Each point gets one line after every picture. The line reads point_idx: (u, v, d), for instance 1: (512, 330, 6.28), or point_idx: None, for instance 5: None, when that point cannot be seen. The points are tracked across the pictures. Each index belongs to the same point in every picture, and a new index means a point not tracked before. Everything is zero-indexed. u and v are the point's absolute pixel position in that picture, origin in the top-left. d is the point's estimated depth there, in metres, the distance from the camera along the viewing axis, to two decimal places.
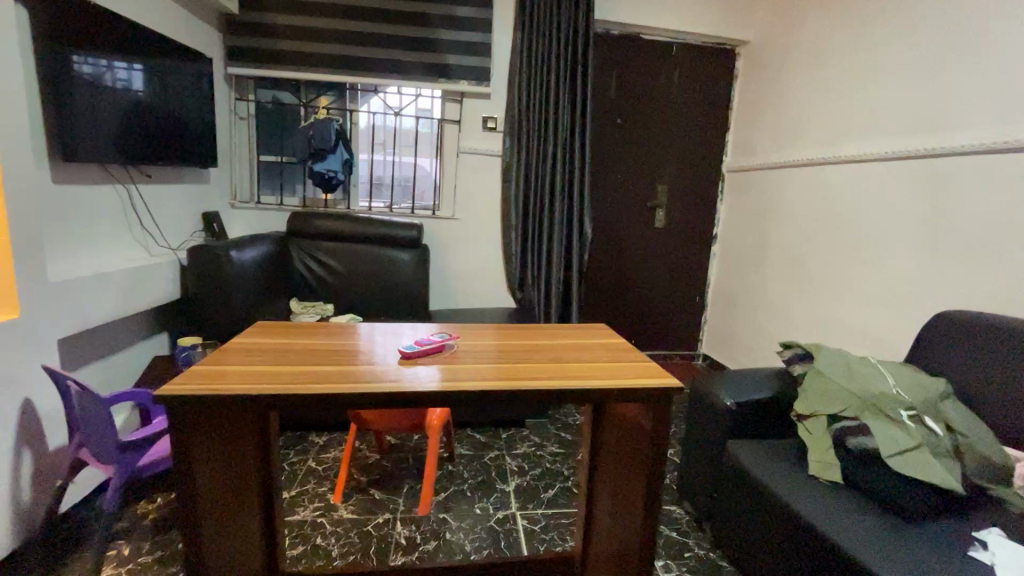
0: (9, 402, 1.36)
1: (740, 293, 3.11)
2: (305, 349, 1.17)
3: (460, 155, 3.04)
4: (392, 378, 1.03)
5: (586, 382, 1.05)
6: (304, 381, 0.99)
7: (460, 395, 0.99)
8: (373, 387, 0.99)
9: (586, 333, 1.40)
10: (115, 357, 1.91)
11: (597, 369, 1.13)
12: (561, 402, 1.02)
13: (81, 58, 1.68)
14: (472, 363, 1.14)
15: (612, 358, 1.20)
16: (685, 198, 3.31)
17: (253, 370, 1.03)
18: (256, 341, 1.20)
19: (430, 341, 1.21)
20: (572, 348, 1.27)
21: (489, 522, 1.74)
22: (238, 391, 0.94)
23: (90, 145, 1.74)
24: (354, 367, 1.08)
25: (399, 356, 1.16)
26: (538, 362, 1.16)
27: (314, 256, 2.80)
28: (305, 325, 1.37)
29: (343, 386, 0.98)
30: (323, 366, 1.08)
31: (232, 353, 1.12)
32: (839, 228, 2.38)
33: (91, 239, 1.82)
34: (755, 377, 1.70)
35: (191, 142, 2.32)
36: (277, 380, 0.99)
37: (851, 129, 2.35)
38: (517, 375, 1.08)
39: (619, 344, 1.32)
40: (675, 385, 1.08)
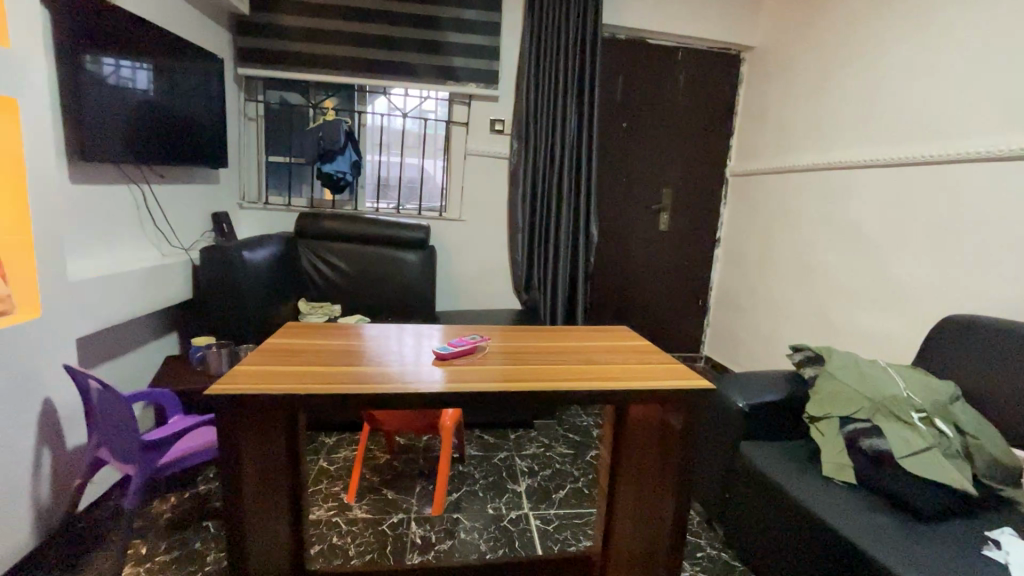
0: (30, 402, 1.37)
1: (744, 295, 3.14)
2: (334, 350, 1.19)
3: (467, 157, 3.06)
4: (424, 379, 1.05)
5: (611, 383, 1.07)
6: (342, 382, 1.01)
7: (490, 395, 1.01)
8: (409, 388, 1.00)
9: (607, 335, 1.43)
10: (129, 356, 1.91)
11: (621, 371, 1.15)
12: (587, 403, 1.04)
13: (93, 58, 1.68)
14: (499, 364, 1.16)
15: (635, 361, 1.22)
16: (690, 201, 3.34)
17: (285, 370, 1.05)
18: (285, 342, 1.22)
19: (464, 342, 1.23)
20: (593, 350, 1.29)
21: (502, 522, 1.76)
22: (272, 391, 0.95)
23: (104, 145, 1.74)
24: (385, 369, 1.09)
25: (434, 356, 1.18)
26: (563, 363, 1.18)
27: (323, 256, 2.81)
28: (329, 326, 1.39)
29: (376, 387, 0.99)
30: (356, 367, 1.09)
31: (263, 353, 1.14)
32: (843, 234, 2.41)
33: (107, 239, 1.82)
34: (767, 379, 1.73)
35: (201, 142, 2.32)
36: (315, 380, 1.01)
37: (857, 134, 2.38)
38: (545, 376, 1.10)
39: (642, 345, 1.35)
40: (706, 387, 1.09)
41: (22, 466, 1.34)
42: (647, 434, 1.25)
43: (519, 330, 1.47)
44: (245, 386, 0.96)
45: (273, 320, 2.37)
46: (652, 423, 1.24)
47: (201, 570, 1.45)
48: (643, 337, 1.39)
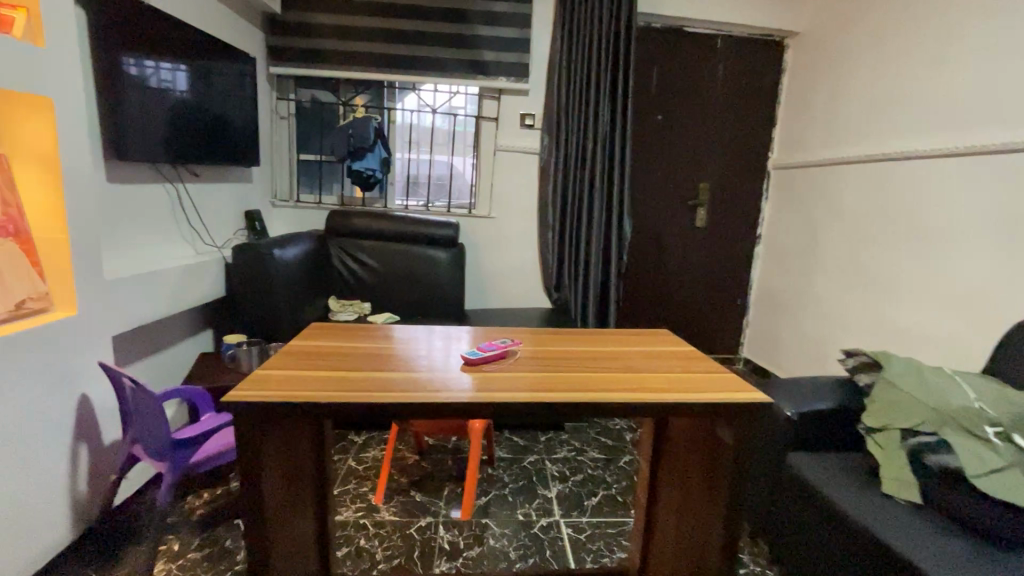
0: (68, 399, 1.39)
1: (786, 295, 2.98)
2: (356, 353, 1.14)
3: (497, 153, 3.00)
4: (456, 385, 1.01)
5: (657, 395, 0.99)
6: (367, 389, 0.96)
7: (522, 404, 0.94)
8: (437, 396, 0.95)
9: (645, 340, 1.35)
10: (164, 353, 1.94)
11: (665, 381, 1.07)
12: (627, 415, 0.97)
13: (132, 60, 1.71)
14: (531, 372, 1.10)
15: (677, 369, 1.14)
16: (729, 196, 3.19)
17: (308, 376, 1.01)
18: (311, 345, 1.19)
19: (495, 347, 1.17)
20: (630, 356, 1.21)
21: (533, 529, 1.70)
22: (292, 398, 0.91)
23: (141, 145, 1.76)
24: (413, 376, 1.04)
25: (462, 363, 1.13)
26: (599, 371, 1.11)
27: (353, 254, 2.80)
28: (355, 326, 1.35)
29: (400, 395, 0.95)
30: (379, 373, 1.04)
31: (289, 356, 1.11)
32: (896, 230, 2.24)
33: (144, 238, 1.85)
34: (818, 386, 1.61)
35: (234, 141, 2.34)
36: (339, 387, 0.96)
37: (913, 122, 2.20)
38: (580, 385, 1.03)
39: (686, 352, 1.26)
40: (761, 399, 1.00)
41: (60, 461, 1.37)
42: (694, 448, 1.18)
43: (552, 332, 1.40)
44: (264, 393, 0.93)
45: (305, 318, 2.37)
46: (698, 436, 1.17)
47: (231, 569, 1.44)
48: (685, 342, 1.31)
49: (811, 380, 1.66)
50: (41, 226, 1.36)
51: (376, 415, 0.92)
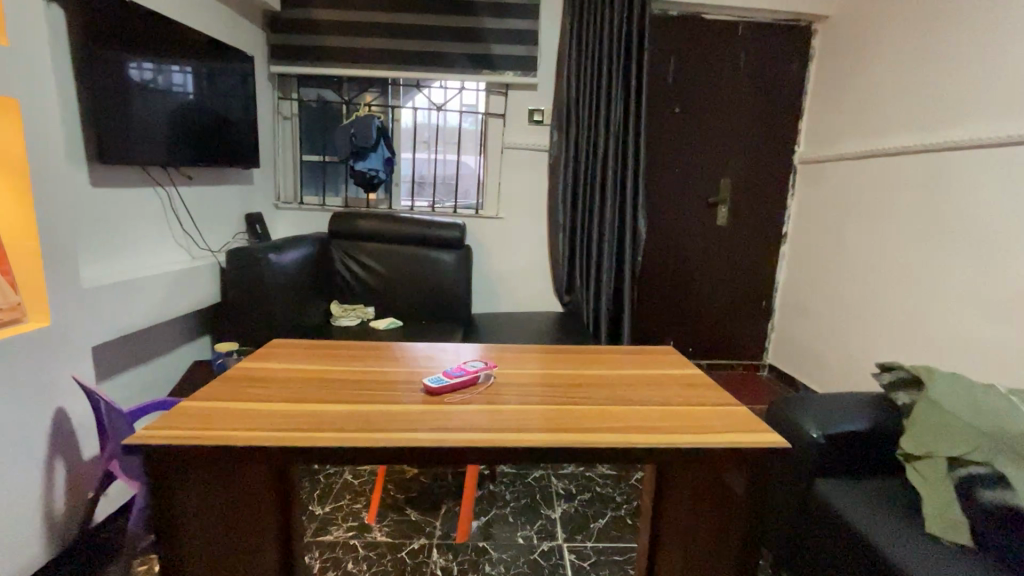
0: (42, 412, 1.33)
1: (814, 298, 2.78)
2: (310, 378, 1.01)
3: (504, 151, 2.89)
4: (425, 412, 0.89)
5: (657, 432, 0.85)
6: (301, 426, 0.81)
7: (497, 438, 0.82)
8: (400, 429, 0.83)
9: (649, 361, 1.21)
10: (156, 362, 1.89)
11: (668, 415, 0.92)
12: (619, 459, 0.80)
13: (150, 66, 1.76)
14: (514, 398, 0.97)
15: (684, 400, 0.99)
16: (752, 192, 3.00)
17: (248, 409, 0.87)
18: (272, 366, 1.07)
19: (463, 370, 1.01)
20: (629, 382, 1.07)
21: (533, 555, 1.58)
22: (219, 439, 0.77)
23: (126, 147, 1.70)
24: (375, 403, 0.92)
25: (423, 391, 0.97)
26: (592, 400, 0.97)
27: (356, 257, 2.72)
28: (325, 345, 1.22)
29: (352, 429, 0.81)
30: (324, 404, 0.89)
31: (240, 381, 0.99)
32: (936, 227, 2.03)
33: (130, 244, 1.79)
34: (850, 404, 1.44)
35: (233, 143, 2.28)
36: (266, 424, 0.82)
37: (955, 109, 2.00)
38: (566, 417, 0.89)
39: (697, 375, 1.11)
40: (779, 442, 0.84)
41: (33, 479, 1.31)
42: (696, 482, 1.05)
43: (547, 351, 1.28)
44: (171, 433, 0.79)
45: (304, 324, 2.29)
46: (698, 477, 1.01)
47: None
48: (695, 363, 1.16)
49: (842, 396, 1.49)
50: (13, 233, 1.31)
51: (305, 458, 0.77)
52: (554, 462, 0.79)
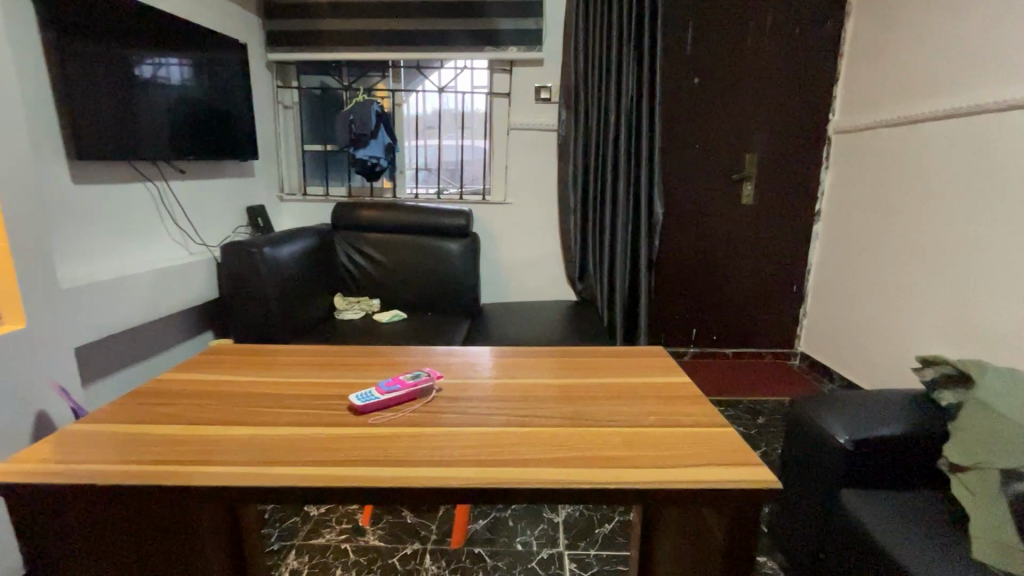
0: (20, 418, 1.29)
1: (849, 280, 2.55)
2: (240, 395, 0.91)
3: (510, 132, 2.75)
4: (355, 436, 0.79)
5: (629, 463, 0.73)
6: (206, 459, 0.72)
7: (436, 466, 0.71)
8: (329, 455, 0.73)
9: (632, 367, 1.08)
10: (143, 362, 1.87)
11: (647, 440, 0.79)
12: (567, 499, 0.67)
13: (144, 59, 1.75)
14: (465, 414, 0.86)
15: (667, 419, 0.86)
16: (779, 167, 2.76)
17: (169, 431, 0.79)
18: (218, 376, 0.99)
19: (399, 384, 0.91)
20: (605, 395, 0.94)
21: (531, 563, 1.48)
22: (116, 472, 0.69)
23: (109, 142, 1.66)
24: (312, 424, 0.82)
25: (351, 409, 0.87)
26: (558, 418, 0.85)
27: (359, 247, 2.65)
28: (272, 352, 1.13)
29: (272, 461, 0.71)
30: (243, 428, 0.80)
31: (175, 395, 0.91)
32: (994, 203, 1.77)
33: (115, 242, 1.77)
34: (879, 405, 1.27)
35: (231, 135, 2.23)
36: (172, 454, 0.73)
37: (1009, 63, 1.76)
38: (515, 442, 0.78)
39: (689, 384, 0.97)
40: (766, 478, 0.70)
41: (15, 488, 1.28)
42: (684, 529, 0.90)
43: (524, 354, 1.16)
44: (58, 469, 0.70)
45: (303, 319, 2.24)
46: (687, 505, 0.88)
47: None
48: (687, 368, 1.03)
49: (872, 395, 1.32)
50: None
51: (202, 499, 0.67)
52: (493, 498, 0.68)
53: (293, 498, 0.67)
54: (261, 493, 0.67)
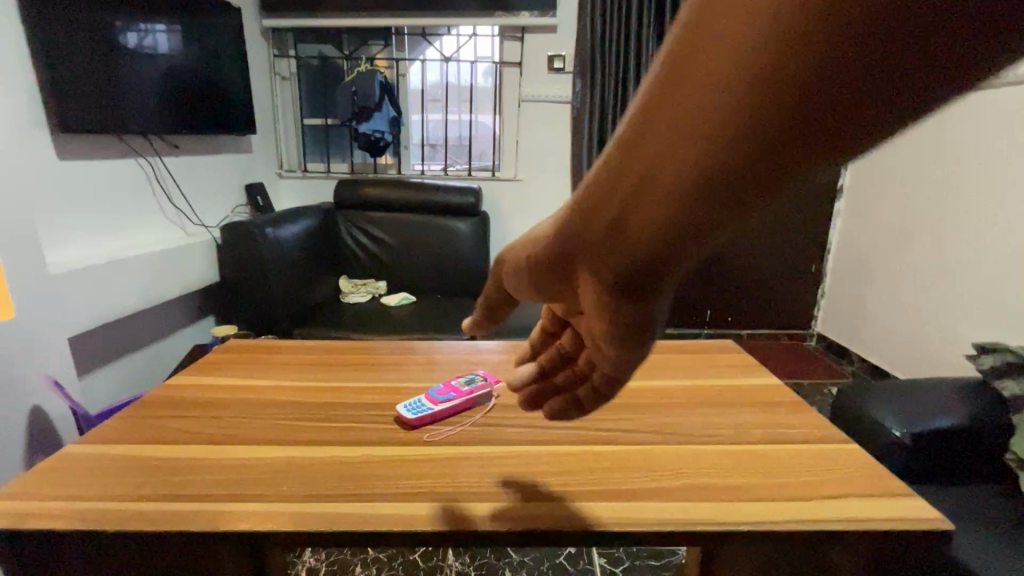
0: (14, 415, 1.20)
1: (872, 259, 2.46)
2: (254, 399, 0.80)
3: (521, 104, 2.60)
4: (411, 461, 0.66)
5: (716, 480, 0.62)
6: (237, 491, 0.59)
7: (491, 488, 0.61)
8: (366, 473, 0.62)
9: (701, 364, 0.95)
10: (144, 352, 1.79)
11: (730, 452, 0.68)
12: (655, 538, 0.55)
13: (130, 24, 1.60)
14: (515, 421, 0.76)
15: (744, 423, 0.75)
16: None
17: (173, 445, 0.67)
18: (229, 375, 0.88)
19: (452, 392, 0.79)
20: (667, 394, 0.84)
21: (558, 559, 1.40)
22: (98, 510, 0.56)
23: (94, 115, 1.52)
24: (339, 435, 0.71)
25: (400, 423, 0.74)
26: (621, 424, 0.75)
27: (364, 227, 2.53)
28: (287, 344, 1.01)
29: (294, 484, 0.60)
30: (277, 448, 0.67)
31: (182, 398, 0.80)
32: None
33: (106, 223, 1.65)
34: (928, 395, 1.20)
35: (226, 108, 2.08)
36: (175, 476, 0.61)
37: None
38: (579, 456, 0.67)
39: (759, 381, 0.87)
40: (884, 503, 0.59)
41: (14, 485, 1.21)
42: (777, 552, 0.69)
43: None
44: (43, 492, 0.59)
45: (308, 303, 2.13)
46: None
47: None
48: (752, 363, 0.92)
49: (915, 382, 1.27)
50: None
51: (201, 545, 0.54)
52: (564, 538, 0.55)
53: (316, 540, 0.53)
54: (273, 536, 0.53)
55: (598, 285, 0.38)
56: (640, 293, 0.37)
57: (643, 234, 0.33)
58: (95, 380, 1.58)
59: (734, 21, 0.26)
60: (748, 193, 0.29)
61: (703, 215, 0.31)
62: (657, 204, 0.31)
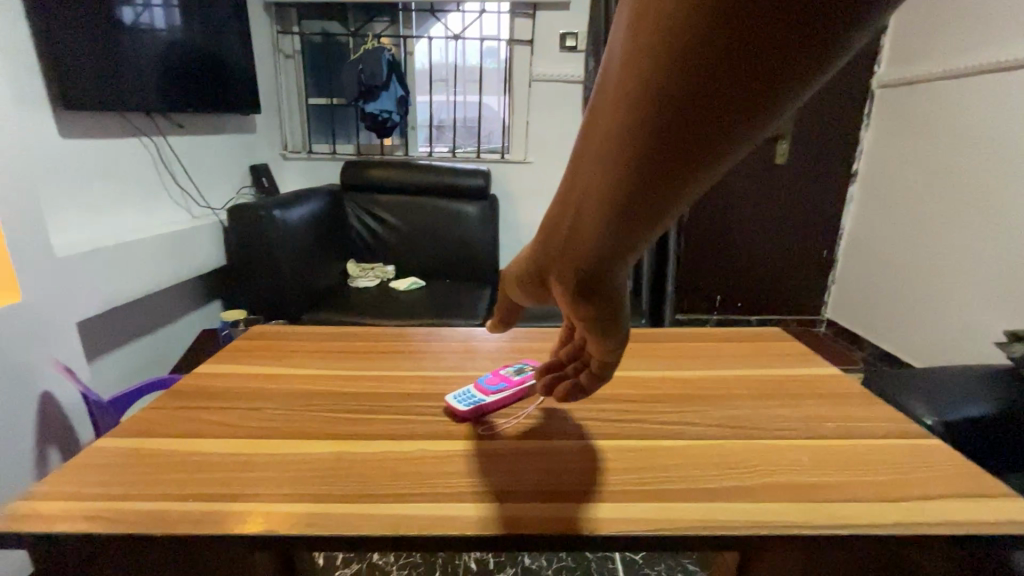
0: (22, 401, 1.16)
1: (886, 245, 2.43)
2: (281, 387, 0.76)
3: (532, 84, 2.54)
4: (472, 458, 0.61)
5: (787, 474, 0.58)
6: (294, 491, 0.54)
7: (547, 483, 0.57)
8: (412, 468, 0.58)
9: (753, 352, 0.90)
10: (151, 337, 1.75)
11: (794, 444, 0.64)
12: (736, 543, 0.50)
13: None
14: (559, 410, 0.72)
15: (801, 413, 0.71)
16: (818, 125, 2.59)
17: (202, 437, 0.63)
18: (251, 362, 0.83)
19: (505, 382, 0.74)
20: (715, 382, 0.80)
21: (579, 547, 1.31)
22: (128, 508, 0.51)
23: (97, 92, 1.46)
24: (376, 426, 0.67)
25: (450, 415, 0.70)
26: (672, 414, 0.71)
27: (371, 210, 2.48)
28: (308, 330, 0.96)
29: (338, 480, 0.56)
30: (319, 444, 0.62)
31: (206, 386, 0.76)
32: None
33: (111, 204, 1.60)
34: (958, 383, 1.18)
35: (228, 86, 2.02)
36: (207, 471, 0.57)
37: None
38: (635, 449, 0.63)
39: (806, 370, 0.83)
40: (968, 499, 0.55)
41: (23, 472, 1.18)
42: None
43: None
44: (64, 488, 0.55)
45: (316, 287, 2.09)
46: None
47: None
48: (796, 353, 0.89)
49: (937, 371, 1.25)
50: None
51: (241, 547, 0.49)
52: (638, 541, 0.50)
53: (366, 544, 0.49)
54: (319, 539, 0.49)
55: (569, 299, 0.47)
56: (598, 291, 0.45)
57: (587, 249, 0.42)
58: (103, 365, 1.55)
59: (607, 112, 0.34)
60: (654, 206, 0.36)
61: (625, 228, 0.38)
62: (593, 235, 0.40)
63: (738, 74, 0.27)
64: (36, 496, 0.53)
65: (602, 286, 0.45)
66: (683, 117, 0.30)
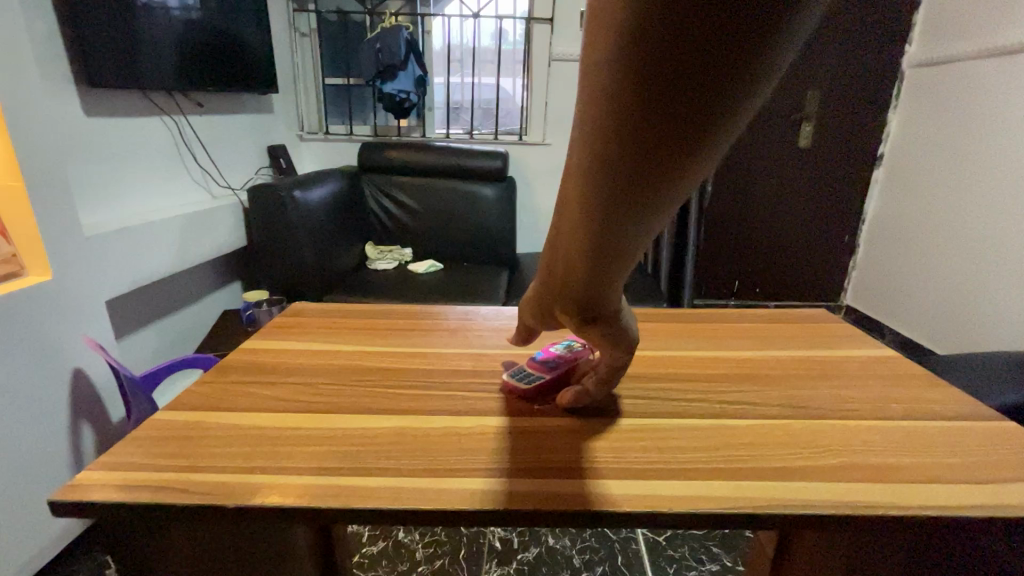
0: (56, 378, 1.18)
1: (911, 230, 2.38)
2: (321, 364, 0.75)
3: (551, 64, 2.49)
4: (528, 435, 0.60)
5: (849, 456, 0.57)
6: (356, 465, 0.54)
7: (603, 462, 0.56)
8: (465, 446, 0.58)
9: (797, 334, 0.88)
10: (176, 317, 1.77)
11: (851, 426, 0.63)
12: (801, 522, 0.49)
13: None
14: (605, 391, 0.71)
15: (854, 397, 0.70)
16: (845, 106, 2.52)
17: (250, 413, 0.63)
18: (289, 339, 0.83)
19: (554, 357, 0.73)
20: (762, 364, 0.78)
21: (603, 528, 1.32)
22: (186, 481, 0.51)
23: (120, 72, 1.45)
24: (423, 404, 0.66)
25: (503, 391, 0.69)
26: (722, 396, 0.69)
27: (388, 191, 2.46)
28: (340, 309, 0.96)
29: (395, 457, 0.55)
30: (369, 421, 0.62)
31: (246, 362, 0.75)
32: None
33: (136, 183, 1.60)
34: (996, 371, 1.15)
35: (247, 66, 2.00)
36: (259, 446, 0.57)
37: None
38: (689, 429, 0.62)
39: (853, 353, 0.81)
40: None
41: (59, 448, 1.20)
42: (907, 557, 0.60)
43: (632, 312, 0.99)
44: (120, 460, 0.54)
45: (336, 269, 2.09)
46: None
47: None
48: (841, 336, 0.86)
49: (974, 358, 1.22)
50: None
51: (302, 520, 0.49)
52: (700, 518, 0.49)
53: (427, 518, 0.49)
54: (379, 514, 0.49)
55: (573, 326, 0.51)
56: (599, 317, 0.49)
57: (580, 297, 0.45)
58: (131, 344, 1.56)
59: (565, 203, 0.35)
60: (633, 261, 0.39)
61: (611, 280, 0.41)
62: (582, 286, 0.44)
63: (670, 183, 0.29)
64: (98, 468, 0.53)
65: (600, 314, 0.49)
66: (623, 218, 0.32)
